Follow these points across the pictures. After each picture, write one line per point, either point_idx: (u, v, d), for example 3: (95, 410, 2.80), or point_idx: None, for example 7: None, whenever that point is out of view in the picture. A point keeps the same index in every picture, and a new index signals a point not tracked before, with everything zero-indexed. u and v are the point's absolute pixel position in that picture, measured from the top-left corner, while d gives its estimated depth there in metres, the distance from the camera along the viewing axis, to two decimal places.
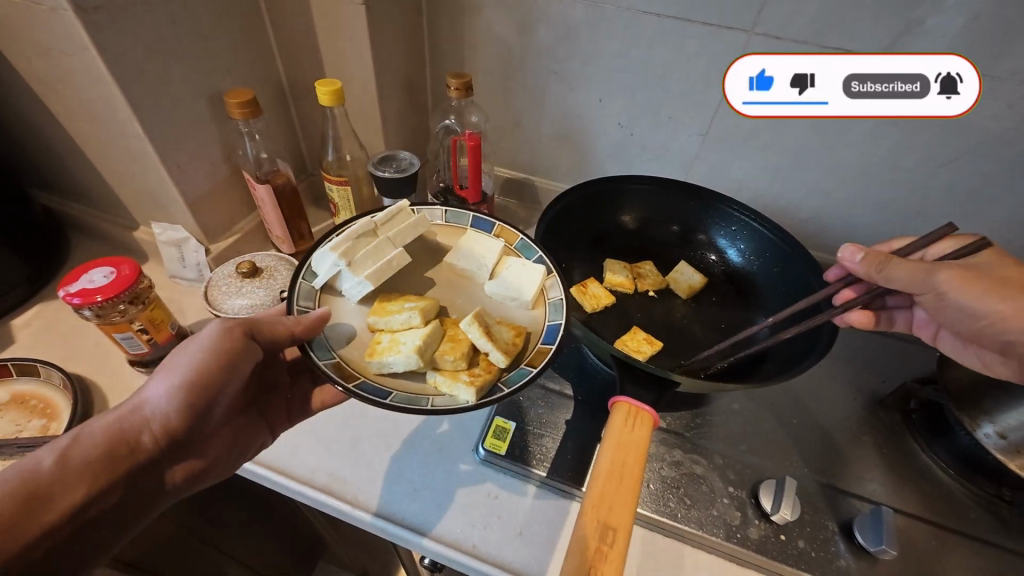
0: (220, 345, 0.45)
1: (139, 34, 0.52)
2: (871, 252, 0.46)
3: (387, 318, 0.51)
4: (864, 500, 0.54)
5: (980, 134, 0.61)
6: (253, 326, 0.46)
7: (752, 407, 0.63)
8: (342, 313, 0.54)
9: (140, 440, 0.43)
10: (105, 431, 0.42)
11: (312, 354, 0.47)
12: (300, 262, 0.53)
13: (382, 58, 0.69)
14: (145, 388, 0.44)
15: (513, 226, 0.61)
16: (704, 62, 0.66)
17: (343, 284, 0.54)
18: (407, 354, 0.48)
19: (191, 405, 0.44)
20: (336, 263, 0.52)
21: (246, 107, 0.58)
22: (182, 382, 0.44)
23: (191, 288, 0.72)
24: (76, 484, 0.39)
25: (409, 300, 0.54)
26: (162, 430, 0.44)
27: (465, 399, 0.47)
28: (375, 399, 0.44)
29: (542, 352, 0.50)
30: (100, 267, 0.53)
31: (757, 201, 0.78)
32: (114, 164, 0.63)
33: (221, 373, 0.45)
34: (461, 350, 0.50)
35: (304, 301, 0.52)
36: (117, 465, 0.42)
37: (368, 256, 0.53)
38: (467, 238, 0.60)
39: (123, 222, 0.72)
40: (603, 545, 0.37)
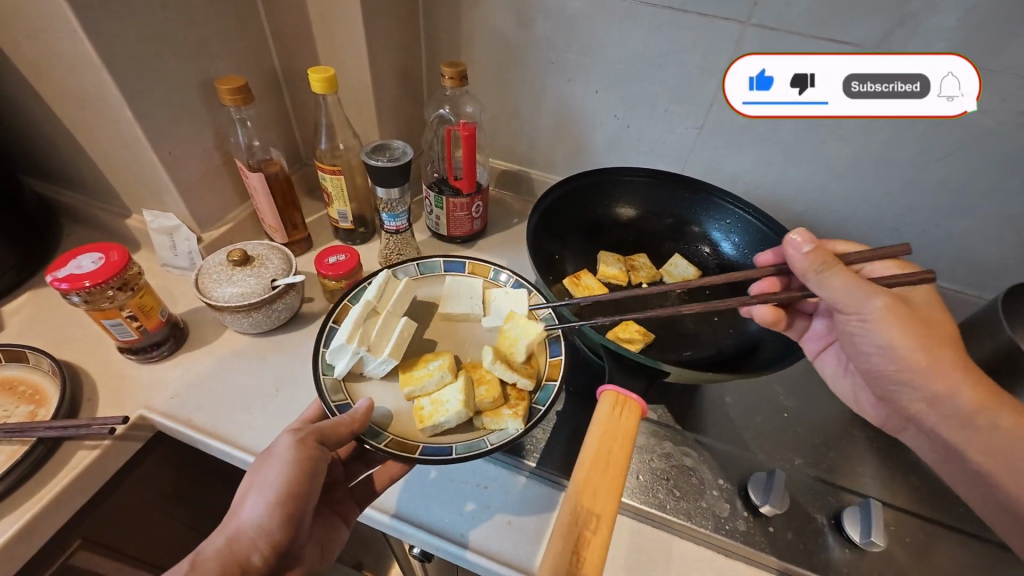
0: (299, 456, 0.44)
1: (129, 18, 0.51)
2: (820, 250, 0.45)
3: (421, 384, 0.52)
4: (854, 493, 0.54)
5: (975, 128, 0.60)
6: (324, 432, 0.46)
7: (744, 400, 0.63)
8: (375, 396, 0.54)
9: (249, 561, 0.42)
10: (216, 558, 0.41)
11: (370, 441, 0.48)
12: (316, 361, 0.52)
13: (376, 47, 0.69)
14: (239, 507, 0.43)
15: (483, 260, 0.65)
16: (701, 54, 0.66)
17: (365, 367, 0.54)
18: (456, 410, 0.49)
19: (289, 518, 0.44)
20: (357, 351, 0.52)
21: (238, 93, 0.57)
22: (279, 498, 0.43)
23: (183, 276, 0.72)
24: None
25: (429, 361, 0.55)
26: (268, 547, 0.43)
27: (516, 428, 0.49)
28: (446, 458, 0.46)
29: (556, 364, 0.54)
30: (89, 253, 0.52)
31: (751, 195, 0.77)
32: (105, 150, 0.62)
33: (307, 484, 0.44)
34: (495, 386, 0.52)
35: (336, 396, 0.51)
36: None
37: (381, 334, 0.54)
38: (449, 291, 0.62)
39: (116, 209, 0.72)
40: (586, 531, 0.36)
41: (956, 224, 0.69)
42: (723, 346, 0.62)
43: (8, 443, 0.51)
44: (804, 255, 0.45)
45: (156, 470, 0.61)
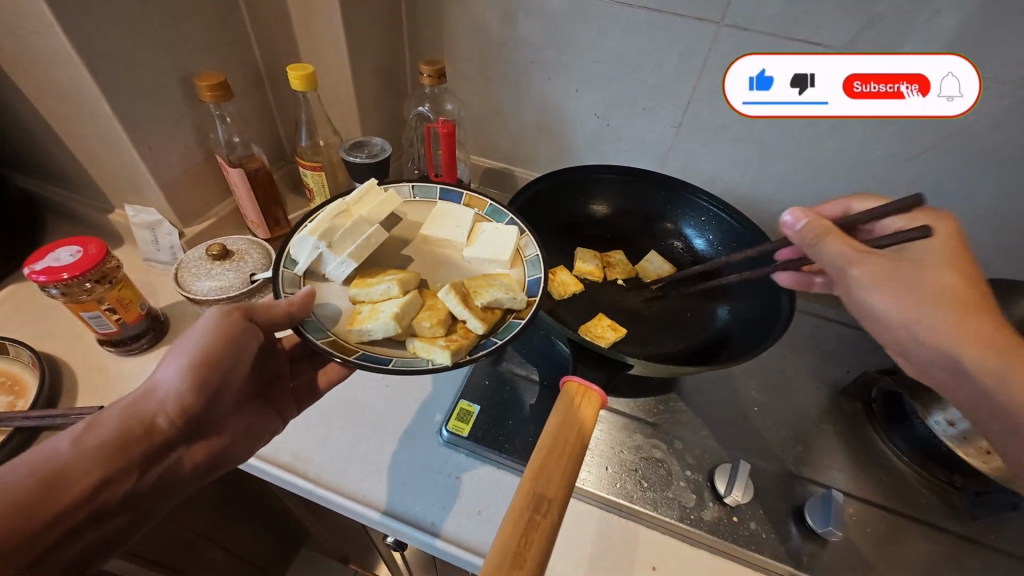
0: (223, 323, 0.45)
1: (108, 14, 0.52)
2: (814, 223, 0.47)
3: (368, 289, 0.51)
4: (819, 485, 0.56)
5: (943, 129, 0.62)
6: (252, 307, 0.46)
7: (716, 395, 0.64)
8: (327, 295, 0.52)
9: (156, 423, 0.43)
10: (122, 415, 0.42)
11: (308, 334, 0.46)
12: (278, 249, 0.51)
13: (357, 44, 0.69)
14: (156, 371, 0.44)
15: (482, 195, 0.62)
16: (677, 53, 0.67)
17: (325, 268, 0.53)
18: (386, 320, 0.47)
19: (203, 384, 0.44)
20: (317, 245, 0.51)
21: (216, 90, 0.58)
22: (193, 361, 0.43)
23: (165, 271, 0.73)
24: (91, 465, 0.39)
25: (390, 272, 0.53)
26: (178, 411, 0.44)
27: (442, 361, 0.46)
28: (376, 366, 0.44)
29: (528, 303, 0.51)
30: (67, 246, 0.53)
31: (729, 194, 0.79)
32: (87, 146, 0.63)
33: (226, 351, 0.45)
34: (440, 316, 0.49)
35: (289, 286, 0.50)
36: (131, 446, 0.42)
37: (347, 236, 0.53)
38: (439, 210, 0.61)
39: (99, 205, 0.73)
40: (537, 514, 0.37)
41: None
42: (693, 341, 0.63)
43: None
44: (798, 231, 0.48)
45: None
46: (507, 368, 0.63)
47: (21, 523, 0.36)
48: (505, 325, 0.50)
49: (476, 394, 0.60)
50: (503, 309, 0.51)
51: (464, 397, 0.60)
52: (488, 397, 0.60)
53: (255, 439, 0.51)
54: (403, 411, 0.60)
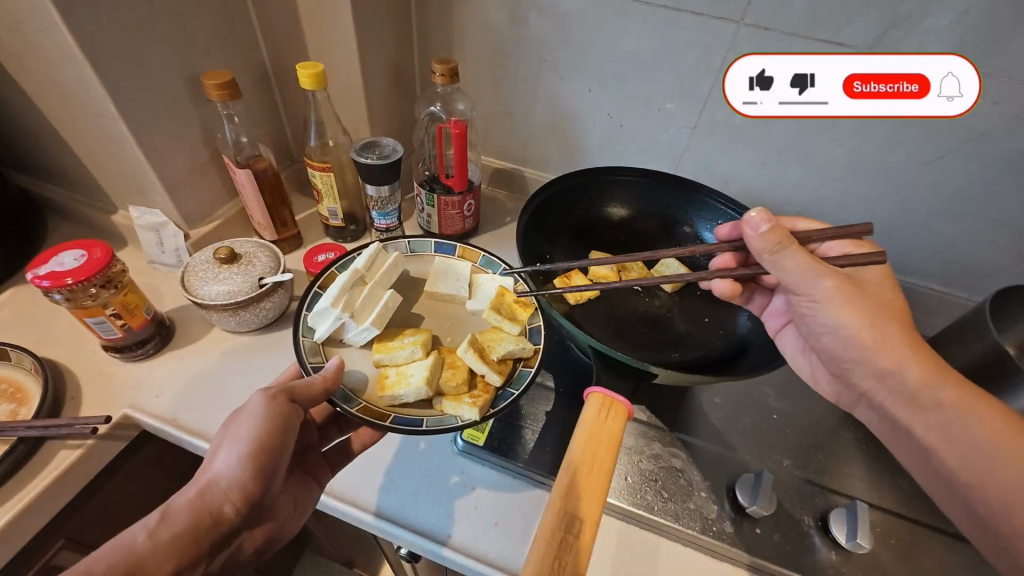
0: (273, 411, 0.44)
1: (113, 11, 0.50)
2: (776, 229, 0.45)
3: (392, 354, 0.54)
4: (841, 495, 0.55)
5: (966, 132, 0.60)
6: (296, 389, 0.46)
7: (734, 402, 0.63)
8: (352, 362, 0.55)
9: (221, 513, 0.42)
10: (188, 507, 0.41)
11: (340, 404, 0.48)
12: (297, 321, 0.54)
13: (367, 43, 0.68)
14: (214, 459, 0.43)
15: (474, 246, 0.65)
16: (694, 53, 0.65)
17: (345, 334, 0.55)
18: (417, 385, 0.50)
19: (262, 472, 0.43)
20: (340, 316, 0.54)
21: (224, 89, 0.56)
22: (251, 452, 0.43)
23: (169, 273, 0.71)
24: (165, 563, 0.39)
25: (408, 334, 0.56)
26: (241, 501, 0.43)
27: (471, 418, 0.49)
28: (411, 429, 0.47)
29: (535, 351, 0.55)
30: (71, 250, 0.51)
31: (744, 196, 0.77)
32: (90, 146, 0.61)
33: (280, 439, 0.44)
34: (463, 374, 0.52)
35: (314, 357, 0.53)
36: (201, 537, 0.41)
37: (366, 303, 0.56)
38: (438, 268, 0.63)
39: (102, 205, 0.71)
40: (569, 535, 0.36)
41: (946, 227, 0.69)
42: (713, 348, 0.62)
43: None
44: (758, 232, 0.46)
45: (139, 472, 0.61)
46: None
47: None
48: (520, 375, 0.53)
49: None
50: (514, 359, 0.54)
51: None
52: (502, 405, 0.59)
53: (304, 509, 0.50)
54: None
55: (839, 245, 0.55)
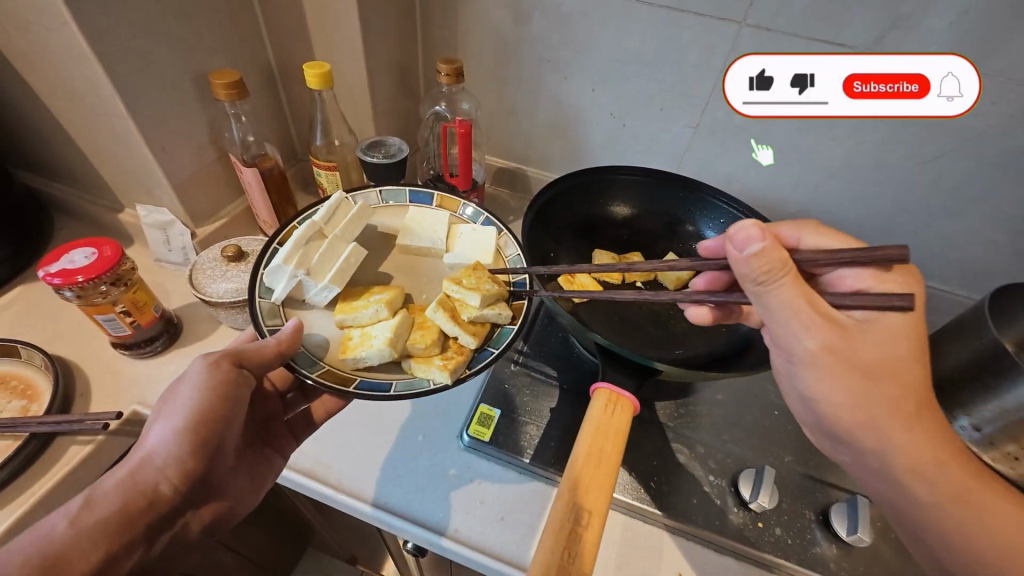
0: (213, 380, 0.44)
1: (123, 10, 0.51)
2: (767, 253, 0.38)
3: (354, 314, 0.52)
4: (842, 490, 0.55)
5: (966, 131, 0.61)
6: (240, 355, 0.46)
7: (736, 398, 0.63)
8: (313, 322, 0.53)
9: (157, 490, 0.42)
10: (119, 487, 0.42)
11: (299, 368, 0.47)
12: (251, 282, 0.50)
13: (372, 43, 0.68)
14: (149, 437, 0.43)
15: (452, 195, 0.64)
16: (696, 53, 0.66)
17: (306, 294, 0.53)
18: (379, 346, 0.49)
19: (201, 444, 0.44)
20: (295, 275, 0.51)
21: (231, 88, 0.57)
22: (187, 424, 0.43)
23: (176, 271, 0.72)
24: (93, 549, 0.38)
25: (373, 293, 0.54)
26: (176, 476, 0.43)
27: (442, 381, 0.48)
28: (379, 394, 0.46)
29: (518, 308, 0.54)
30: (81, 248, 0.52)
31: (746, 195, 0.78)
32: (98, 144, 0.62)
33: (222, 408, 0.44)
34: (432, 336, 0.51)
35: (271, 319, 0.50)
36: (135, 519, 0.41)
37: (324, 260, 0.53)
38: (412, 221, 0.61)
39: (109, 204, 0.72)
40: (578, 527, 0.37)
41: (945, 226, 0.70)
42: (716, 345, 0.63)
43: None
44: (749, 256, 0.39)
45: None
46: (525, 371, 0.62)
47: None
48: (499, 333, 0.53)
49: (495, 397, 0.59)
50: (491, 321, 0.53)
51: (483, 401, 0.59)
52: (508, 401, 0.59)
53: (258, 486, 0.51)
54: (420, 415, 0.59)
55: (861, 274, 0.43)
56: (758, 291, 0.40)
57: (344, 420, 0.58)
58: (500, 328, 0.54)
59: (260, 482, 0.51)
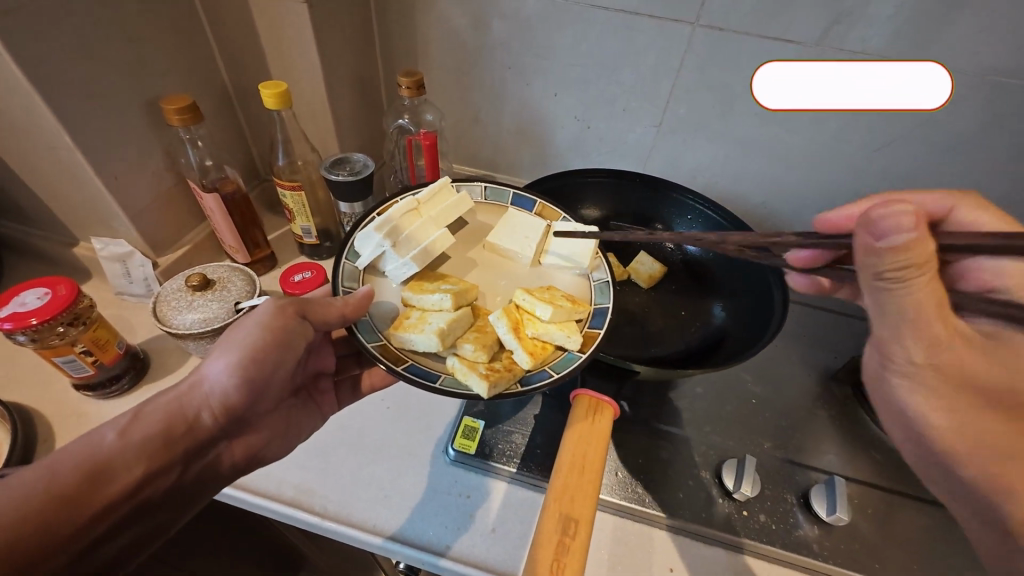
0: (275, 322, 0.47)
1: (62, 40, 0.49)
2: (914, 249, 0.33)
3: (421, 296, 0.51)
4: (819, 471, 0.57)
5: (910, 118, 0.64)
6: (305, 305, 0.48)
7: (714, 389, 0.65)
8: (385, 294, 0.54)
9: (198, 419, 0.45)
10: (166, 408, 0.44)
11: (359, 335, 0.48)
12: (344, 241, 0.53)
13: (330, 58, 0.67)
14: (203, 365, 0.46)
15: (555, 206, 0.61)
16: (654, 54, 0.67)
17: (385, 265, 0.54)
18: (428, 334, 0.47)
19: (248, 380, 0.46)
20: (380, 244, 0.52)
21: (185, 113, 0.55)
22: (241, 359, 0.45)
23: (139, 303, 0.69)
24: (134, 465, 0.40)
25: (445, 282, 0.53)
26: (219, 408, 0.45)
27: (477, 391, 0.45)
28: (423, 383, 0.45)
29: (591, 336, 0.51)
30: (34, 288, 0.50)
31: (711, 189, 0.80)
32: (46, 178, 0.59)
33: (275, 349, 0.47)
34: (484, 342, 0.49)
35: (349, 281, 0.52)
36: (173, 443, 0.43)
37: (412, 238, 0.54)
38: (510, 217, 0.60)
39: (61, 239, 0.68)
40: (566, 537, 0.37)
41: None
42: (691, 340, 0.64)
43: None
44: (886, 246, 0.34)
45: None
46: None
47: (68, 517, 0.37)
48: (560, 359, 0.49)
49: (478, 410, 0.59)
50: (554, 345, 0.50)
51: (466, 413, 0.59)
52: (491, 411, 0.59)
53: (291, 436, 0.52)
54: (406, 432, 0.59)
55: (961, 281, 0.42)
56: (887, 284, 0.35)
57: (327, 442, 0.57)
58: (564, 354, 0.50)
59: (294, 430, 0.53)
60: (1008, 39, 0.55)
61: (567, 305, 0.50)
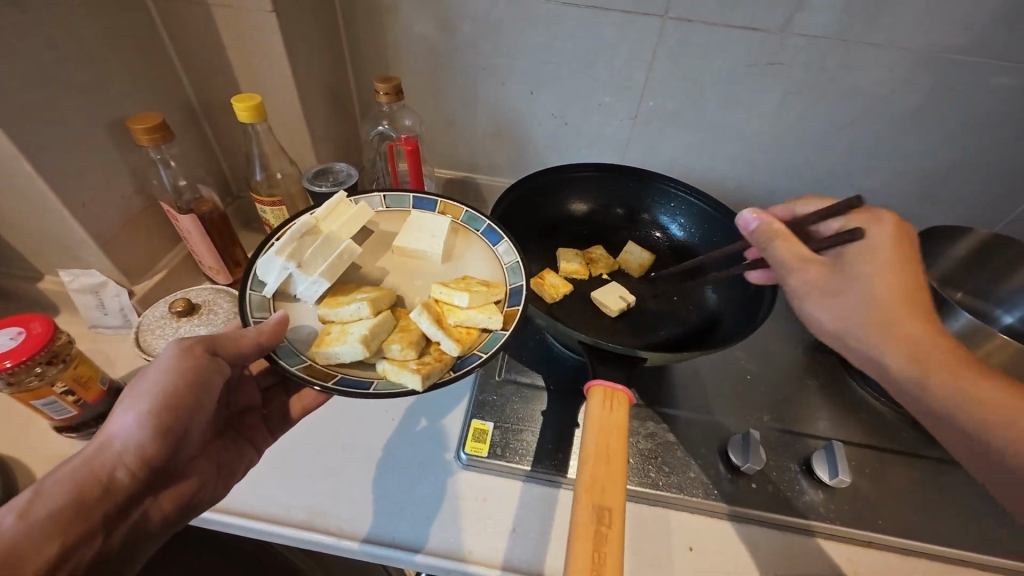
0: (183, 365, 0.43)
1: (15, 61, 0.46)
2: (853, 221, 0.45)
3: (337, 309, 0.48)
4: (816, 438, 0.60)
5: (868, 97, 0.68)
6: (213, 340, 0.45)
7: (711, 369, 0.67)
8: (302, 316, 0.50)
9: (114, 479, 0.41)
10: (72, 476, 0.40)
11: (280, 360, 0.44)
12: (244, 272, 0.49)
13: (301, 68, 0.65)
14: (109, 423, 0.42)
15: (455, 200, 0.61)
16: (626, 48, 0.68)
17: (295, 288, 0.50)
18: (353, 342, 0.45)
19: (163, 428, 0.42)
20: (286, 267, 0.48)
21: (155, 132, 0.53)
22: (151, 407, 0.41)
23: (116, 335, 0.66)
24: (48, 542, 0.36)
25: (360, 292, 0.51)
26: (136, 463, 0.42)
27: (412, 386, 0.44)
28: (357, 392, 0.43)
29: (512, 314, 0.50)
30: (6, 329, 0.46)
31: (687, 177, 0.83)
32: (4, 211, 0.55)
33: (189, 391, 0.43)
34: (411, 338, 0.48)
35: (259, 311, 0.48)
36: (89, 509, 0.39)
37: (318, 252, 0.50)
38: (413, 222, 0.58)
39: (24, 274, 0.64)
40: (602, 527, 0.37)
41: (863, 183, 0.78)
42: (688, 323, 0.66)
43: None
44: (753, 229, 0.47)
45: None
46: (510, 379, 0.62)
47: None
48: (487, 341, 0.49)
49: (484, 411, 0.59)
50: (479, 328, 0.50)
51: (474, 416, 0.59)
52: (498, 412, 0.59)
53: (226, 477, 0.48)
54: (414, 443, 0.58)
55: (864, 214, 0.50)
56: (783, 276, 0.46)
57: (332, 460, 0.56)
58: (489, 335, 0.50)
59: (229, 470, 0.49)
60: (953, 18, 0.59)
61: (483, 289, 0.50)
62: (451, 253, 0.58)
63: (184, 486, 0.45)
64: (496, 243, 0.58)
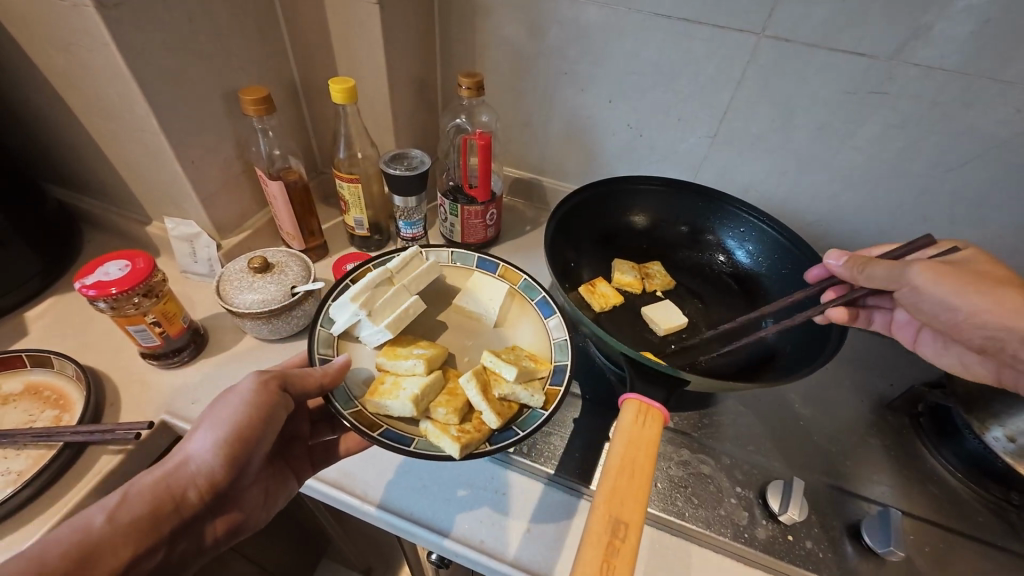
0: (259, 398, 0.45)
1: (158, 30, 0.53)
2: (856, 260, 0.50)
3: (395, 361, 0.51)
4: (871, 502, 0.55)
5: (986, 140, 0.61)
6: (289, 378, 0.46)
7: (760, 408, 0.63)
8: (362, 360, 0.54)
9: (185, 497, 0.43)
10: (152, 488, 0.42)
11: (335, 403, 0.47)
12: (319, 308, 0.53)
13: (394, 57, 0.69)
14: (189, 440, 0.44)
15: (516, 266, 0.61)
16: (715, 64, 0.66)
17: (360, 332, 0.54)
18: (404, 399, 0.47)
19: (236, 457, 0.44)
20: (356, 313, 0.52)
21: (260, 104, 0.58)
22: (227, 437, 0.43)
23: (202, 282, 0.73)
24: (123, 548, 0.39)
25: (418, 346, 0.53)
26: (206, 486, 0.44)
27: (450, 453, 0.45)
28: (398, 448, 0.44)
29: (552, 394, 0.50)
30: (115, 260, 0.53)
31: (762, 204, 0.78)
32: (130, 160, 0.64)
33: (261, 428, 0.45)
34: (456, 404, 0.48)
35: (325, 348, 0.52)
36: (160, 523, 0.42)
37: (386, 306, 0.54)
38: (477, 282, 0.61)
39: (136, 216, 0.73)
40: (615, 539, 0.37)
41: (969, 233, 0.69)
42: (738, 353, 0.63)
43: (34, 447, 0.52)
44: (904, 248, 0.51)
45: None
46: None
47: None
48: (525, 416, 0.49)
49: None
50: (520, 403, 0.50)
51: None
52: None
53: (270, 504, 0.51)
54: None
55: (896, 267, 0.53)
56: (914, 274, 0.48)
57: None
58: (529, 410, 0.50)
59: (273, 498, 0.51)
60: None
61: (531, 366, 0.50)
62: (506, 318, 0.60)
63: (232, 511, 0.48)
64: (548, 317, 0.57)
